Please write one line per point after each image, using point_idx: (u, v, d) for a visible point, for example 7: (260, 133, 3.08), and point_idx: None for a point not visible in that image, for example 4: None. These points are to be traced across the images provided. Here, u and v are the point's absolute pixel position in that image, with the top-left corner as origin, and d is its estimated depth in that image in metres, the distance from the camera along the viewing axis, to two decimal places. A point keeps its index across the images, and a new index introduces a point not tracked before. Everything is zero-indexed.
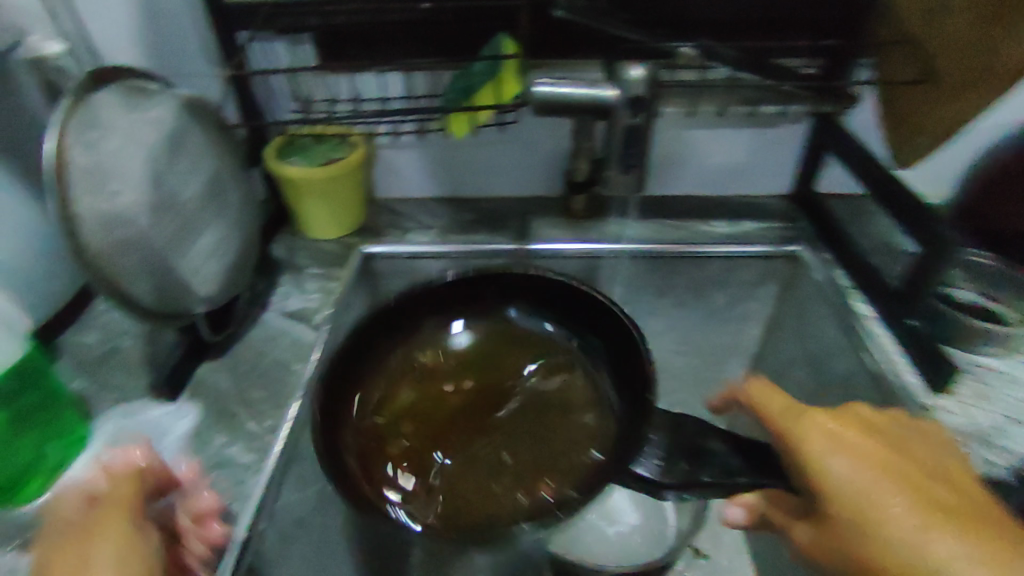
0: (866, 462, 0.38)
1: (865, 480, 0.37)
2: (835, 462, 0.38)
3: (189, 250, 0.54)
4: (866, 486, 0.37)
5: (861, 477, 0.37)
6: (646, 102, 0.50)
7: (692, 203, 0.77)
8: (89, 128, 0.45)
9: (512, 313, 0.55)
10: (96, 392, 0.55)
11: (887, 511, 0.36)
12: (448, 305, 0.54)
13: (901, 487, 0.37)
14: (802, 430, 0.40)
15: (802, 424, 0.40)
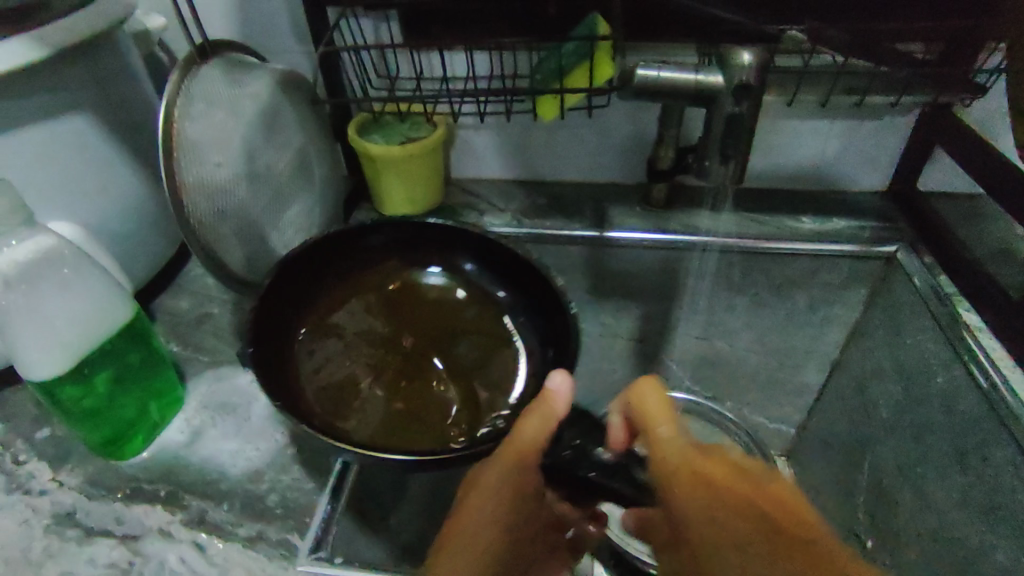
0: (711, 491, 0.33)
1: (701, 509, 0.33)
2: (689, 518, 0.33)
3: (278, 224, 0.55)
4: (702, 516, 0.32)
5: (709, 532, 0.32)
6: (753, 90, 0.48)
7: (781, 196, 0.73)
8: (195, 101, 0.46)
9: (466, 266, 0.56)
10: (190, 356, 0.58)
11: (722, 552, 0.31)
12: (412, 248, 0.55)
13: (746, 525, 0.31)
14: (666, 454, 0.36)
15: (660, 445, 0.37)
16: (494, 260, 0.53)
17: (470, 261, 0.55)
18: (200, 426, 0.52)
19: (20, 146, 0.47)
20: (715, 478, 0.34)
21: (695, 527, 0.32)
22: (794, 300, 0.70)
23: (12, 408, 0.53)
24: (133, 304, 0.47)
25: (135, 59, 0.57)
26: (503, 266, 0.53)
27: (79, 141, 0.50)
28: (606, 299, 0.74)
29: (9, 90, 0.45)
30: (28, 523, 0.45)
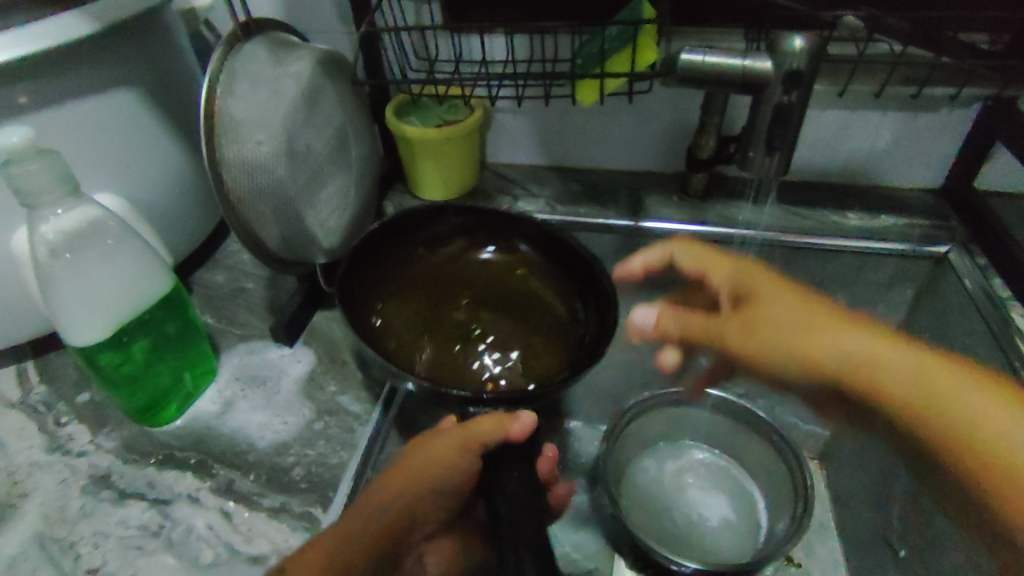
0: (801, 310, 0.52)
1: (874, 350, 0.49)
2: (785, 317, 0.52)
3: (315, 202, 0.56)
4: (880, 359, 0.49)
5: (827, 335, 0.51)
6: (804, 79, 0.46)
7: (828, 191, 0.70)
8: (238, 78, 0.47)
9: (523, 248, 0.56)
10: (224, 329, 0.59)
11: (881, 363, 0.49)
12: (478, 229, 0.57)
13: (827, 322, 0.52)
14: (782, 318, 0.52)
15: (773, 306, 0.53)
16: (554, 242, 0.54)
17: (530, 243, 0.56)
18: (232, 397, 0.54)
19: (70, 118, 0.48)
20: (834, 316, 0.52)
21: (811, 337, 0.51)
22: (833, 298, 0.68)
23: (55, 371, 0.55)
24: (172, 276, 0.49)
25: (180, 34, 0.57)
26: (561, 250, 0.54)
27: (125, 114, 0.51)
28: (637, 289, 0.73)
29: (61, 63, 0.46)
30: (67, 483, 0.47)
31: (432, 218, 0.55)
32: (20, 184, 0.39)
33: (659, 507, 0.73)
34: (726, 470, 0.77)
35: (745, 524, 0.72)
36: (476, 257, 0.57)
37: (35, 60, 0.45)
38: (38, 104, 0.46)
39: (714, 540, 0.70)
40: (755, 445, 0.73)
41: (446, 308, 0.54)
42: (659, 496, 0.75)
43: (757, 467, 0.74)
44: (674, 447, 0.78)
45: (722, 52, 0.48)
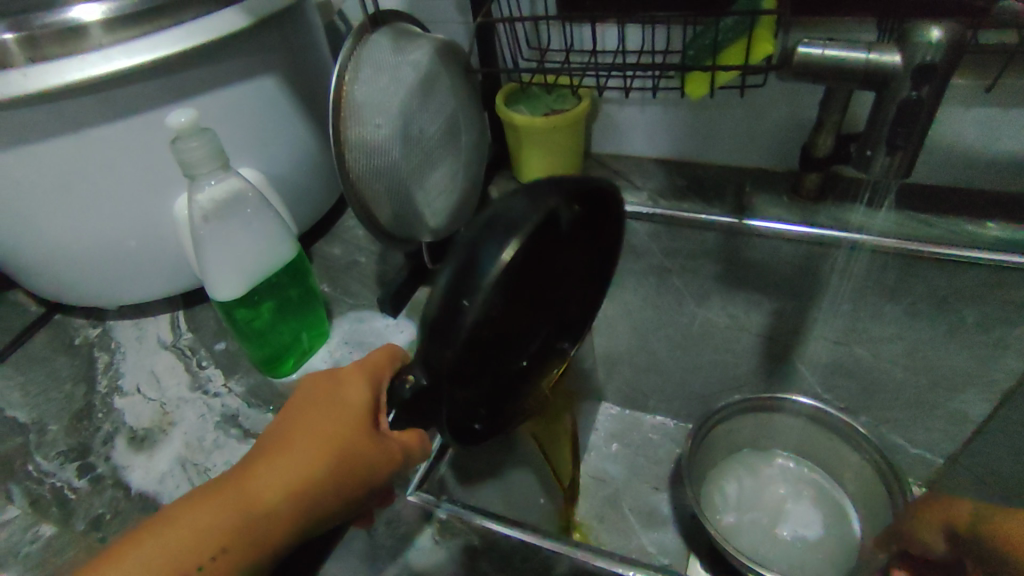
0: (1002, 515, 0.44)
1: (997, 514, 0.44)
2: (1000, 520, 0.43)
3: (424, 186, 0.60)
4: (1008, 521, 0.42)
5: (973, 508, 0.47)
6: (937, 73, 0.42)
7: (962, 198, 0.64)
8: (365, 66, 0.51)
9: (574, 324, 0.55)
10: (338, 297, 0.65)
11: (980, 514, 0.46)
12: (594, 278, 0.52)
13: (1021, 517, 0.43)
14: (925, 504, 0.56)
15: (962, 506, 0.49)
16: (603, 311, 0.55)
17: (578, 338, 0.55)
18: (341, 358, 0.59)
19: (224, 102, 0.55)
20: (922, 510, 0.54)
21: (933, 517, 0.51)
22: (959, 315, 0.61)
23: (201, 323, 0.64)
24: (296, 244, 0.55)
25: (317, 27, 0.63)
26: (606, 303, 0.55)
27: (268, 98, 0.58)
28: (737, 292, 0.70)
29: (217, 51, 0.52)
30: (204, 417, 0.54)
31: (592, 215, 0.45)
32: (183, 158, 0.45)
33: (747, 513, 0.72)
34: (813, 481, 0.75)
35: (837, 535, 0.69)
36: (581, 278, 0.52)
37: (198, 50, 0.51)
38: (201, 89, 0.53)
39: (806, 548, 0.68)
40: (854, 461, 0.69)
41: (546, 272, 0.46)
42: (746, 501, 0.74)
43: (852, 481, 0.70)
44: (758, 454, 0.77)
45: (844, 44, 0.46)
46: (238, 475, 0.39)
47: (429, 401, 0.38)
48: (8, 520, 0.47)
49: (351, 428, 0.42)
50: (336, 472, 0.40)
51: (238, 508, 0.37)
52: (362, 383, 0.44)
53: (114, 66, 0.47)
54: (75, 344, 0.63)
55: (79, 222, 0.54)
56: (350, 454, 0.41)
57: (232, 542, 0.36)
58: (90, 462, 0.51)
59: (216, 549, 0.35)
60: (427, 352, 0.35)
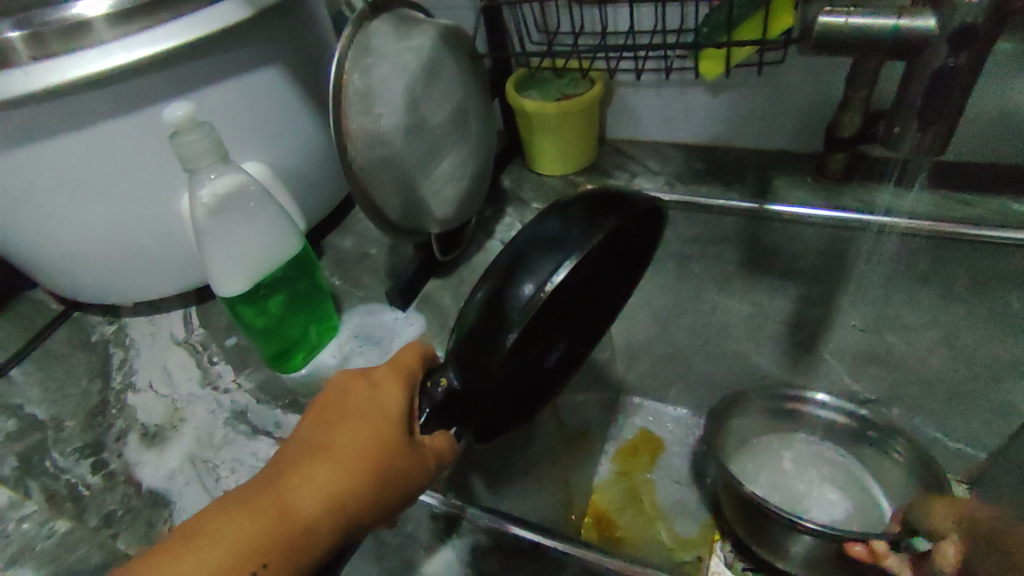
0: None
1: None
2: None
3: (431, 177, 0.59)
4: None
5: None
6: (976, 37, 0.37)
7: (1001, 176, 0.61)
8: (367, 53, 0.50)
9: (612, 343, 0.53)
10: (349, 290, 0.64)
11: None
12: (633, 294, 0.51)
13: None
14: None
15: None
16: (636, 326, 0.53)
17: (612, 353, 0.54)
18: (350, 353, 0.58)
19: (228, 95, 0.54)
20: None
21: None
22: (997, 300, 0.58)
23: (214, 318, 0.64)
24: (301, 238, 0.54)
25: (322, 15, 0.62)
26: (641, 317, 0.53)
27: (273, 90, 0.57)
28: (758, 280, 0.67)
29: (217, 44, 0.51)
30: (214, 413, 0.54)
31: (641, 234, 0.44)
32: (181, 153, 0.45)
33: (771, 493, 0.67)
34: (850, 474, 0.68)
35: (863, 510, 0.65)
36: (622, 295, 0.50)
37: (198, 43, 0.50)
38: (203, 82, 0.52)
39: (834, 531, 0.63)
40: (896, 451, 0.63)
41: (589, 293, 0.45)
42: (774, 481, 0.68)
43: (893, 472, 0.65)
44: (791, 437, 0.71)
45: (869, 10, 0.42)
46: (270, 485, 0.36)
47: (464, 403, 0.39)
48: (25, 516, 0.47)
49: (389, 438, 0.38)
50: (373, 482, 0.37)
51: (274, 521, 0.33)
52: (398, 388, 0.40)
53: (111, 62, 0.47)
54: (92, 341, 0.64)
55: (87, 220, 0.54)
56: (389, 464, 0.38)
57: (272, 556, 0.33)
58: (103, 458, 0.52)
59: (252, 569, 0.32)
60: (465, 352, 0.38)
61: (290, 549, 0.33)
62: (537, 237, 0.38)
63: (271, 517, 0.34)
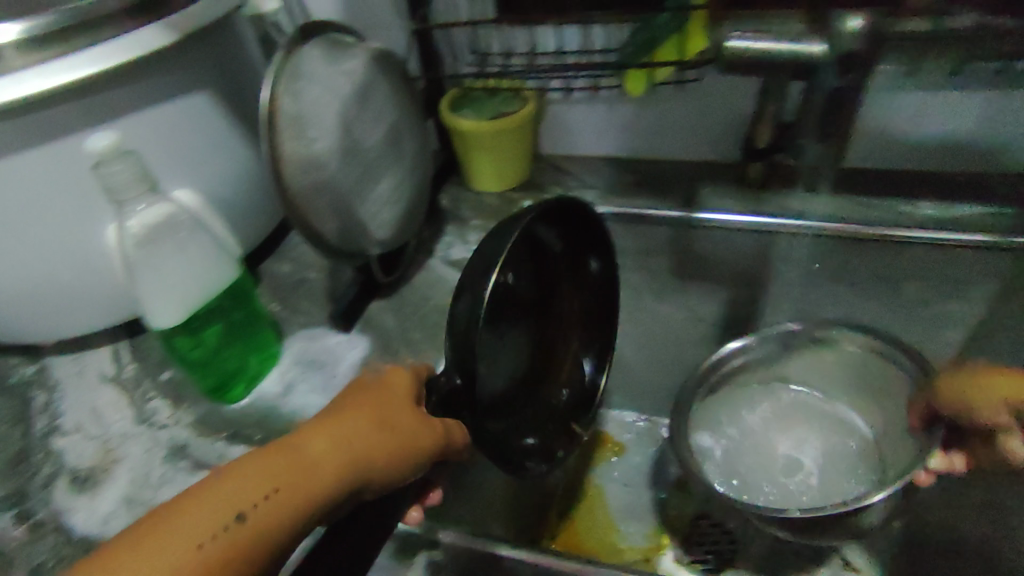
0: None
1: None
2: None
3: (369, 198, 0.59)
4: None
5: None
6: (859, 61, 0.44)
7: (898, 179, 0.67)
8: (297, 77, 0.50)
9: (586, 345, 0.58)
10: (288, 316, 0.63)
11: None
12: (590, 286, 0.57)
13: None
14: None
15: None
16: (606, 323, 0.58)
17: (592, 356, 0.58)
18: (294, 379, 0.57)
19: (155, 122, 0.53)
20: None
21: None
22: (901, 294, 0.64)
23: (145, 352, 0.61)
24: (237, 265, 0.53)
25: (250, 40, 0.62)
26: (608, 313, 0.58)
27: (202, 117, 0.56)
28: (689, 285, 0.70)
29: (141, 69, 0.50)
30: (151, 451, 0.52)
31: (559, 222, 0.50)
32: (106, 182, 0.44)
33: (746, 468, 0.65)
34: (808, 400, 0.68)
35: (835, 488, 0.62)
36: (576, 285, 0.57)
37: (121, 69, 0.49)
38: (127, 109, 0.51)
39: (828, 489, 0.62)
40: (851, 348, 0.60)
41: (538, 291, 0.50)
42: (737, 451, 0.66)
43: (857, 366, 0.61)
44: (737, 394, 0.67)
45: (772, 35, 0.45)
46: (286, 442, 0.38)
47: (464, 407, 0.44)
48: None
49: (391, 425, 0.39)
50: (384, 437, 0.38)
51: (286, 457, 0.35)
52: (406, 375, 0.43)
53: (26, 89, 0.45)
54: (8, 384, 0.60)
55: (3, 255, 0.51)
56: (382, 447, 0.38)
57: (279, 485, 0.34)
58: (28, 507, 0.49)
59: (235, 512, 0.32)
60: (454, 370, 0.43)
61: (301, 483, 0.34)
62: (479, 256, 0.43)
63: (273, 471, 0.34)
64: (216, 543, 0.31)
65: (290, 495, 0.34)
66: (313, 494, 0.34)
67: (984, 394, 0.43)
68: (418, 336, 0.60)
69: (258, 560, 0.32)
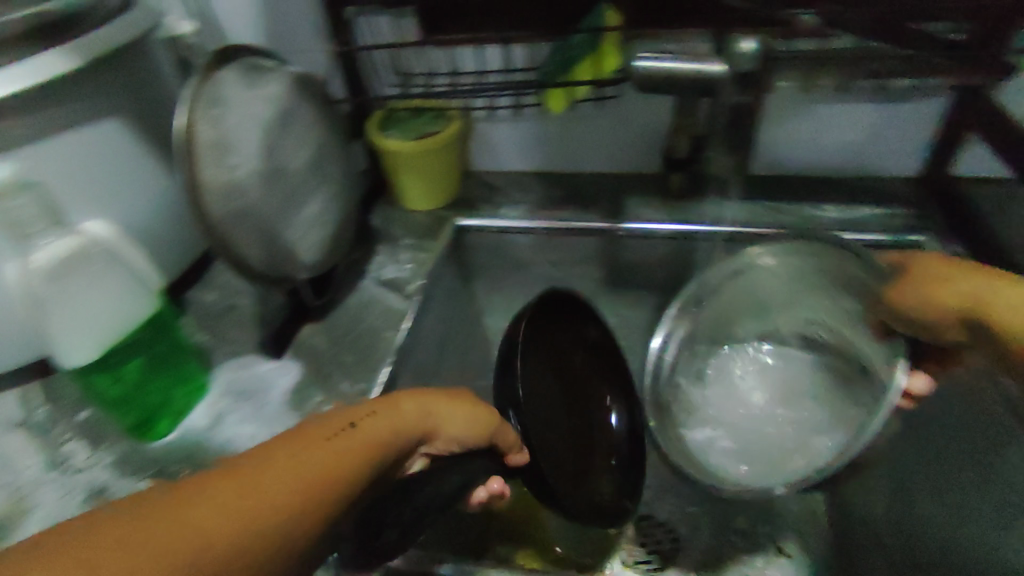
0: None
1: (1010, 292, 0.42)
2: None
3: (294, 221, 0.58)
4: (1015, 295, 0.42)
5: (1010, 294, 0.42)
6: (755, 78, 0.48)
7: (803, 185, 0.71)
8: (214, 103, 0.50)
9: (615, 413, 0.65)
10: (215, 346, 0.61)
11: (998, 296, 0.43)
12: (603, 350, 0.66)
13: None
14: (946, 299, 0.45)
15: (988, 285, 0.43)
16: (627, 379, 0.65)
17: (620, 409, 0.64)
18: (222, 411, 0.55)
19: (63, 151, 0.51)
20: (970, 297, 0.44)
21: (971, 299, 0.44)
22: None
23: (58, 392, 0.58)
24: (156, 299, 0.51)
25: (165, 64, 0.60)
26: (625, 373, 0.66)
27: (116, 144, 0.54)
28: (622, 291, 0.75)
29: (46, 97, 0.48)
30: (67, 496, 0.50)
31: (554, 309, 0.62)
32: (11, 216, 0.43)
33: (755, 441, 0.59)
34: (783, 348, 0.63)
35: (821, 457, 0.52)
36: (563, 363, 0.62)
37: (24, 97, 0.47)
38: (31, 137, 0.49)
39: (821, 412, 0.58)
40: (762, 263, 0.58)
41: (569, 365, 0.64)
42: (733, 427, 0.61)
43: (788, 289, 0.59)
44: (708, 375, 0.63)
45: (676, 56, 0.47)
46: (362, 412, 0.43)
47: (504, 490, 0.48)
48: None
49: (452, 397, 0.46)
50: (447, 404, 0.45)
51: (367, 408, 0.41)
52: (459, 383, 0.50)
53: None
54: None
55: None
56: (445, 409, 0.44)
57: (360, 422, 0.39)
58: None
59: (347, 424, 0.38)
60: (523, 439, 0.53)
61: (386, 421, 0.40)
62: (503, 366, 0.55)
63: (376, 408, 0.41)
64: (333, 448, 0.36)
65: (373, 427, 0.39)
66: (400, 426, 0.41)
67: (947, 300, 0.45)
68: (352, 359, 0.59)
69: (360, 469, 0.36)
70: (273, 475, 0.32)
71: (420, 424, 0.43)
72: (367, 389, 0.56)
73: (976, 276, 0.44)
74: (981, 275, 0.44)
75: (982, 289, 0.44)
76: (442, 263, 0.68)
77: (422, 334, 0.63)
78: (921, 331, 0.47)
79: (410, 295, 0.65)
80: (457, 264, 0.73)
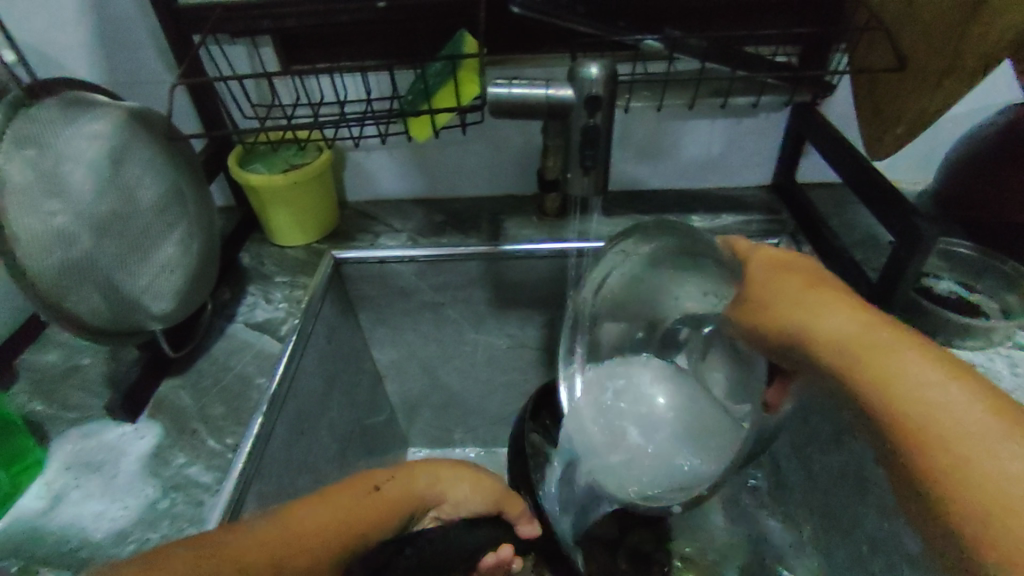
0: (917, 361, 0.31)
1: (860, 335, 0.33)
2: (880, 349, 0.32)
3: (140, 268, 0.53)
4: (864, 338, 0.33)
5: (863, 342, 0.33)
6: (604, 102, 0.47)
7: (668, 198, 0.75)
8: (23, 144, 0.44)
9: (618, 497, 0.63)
10: (56, 414, 0.55)
11: (848, 345, 0.33)
12: None
13: (931, 370, 0.30)
14: (774, 322, 0.36)
15: (825, 322, 0.34)
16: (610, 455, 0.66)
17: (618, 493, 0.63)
18: (63, 488, 0.49)
19: None
20: (800, 331, 0.35)
21: (807, 334, 0.35)
22: None
23: None
24: None
25: None
26: None
27: None
28: (509, 312, 0.74)
29: None
30: None
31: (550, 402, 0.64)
32: None
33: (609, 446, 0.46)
34: (689, 344, 0.48)
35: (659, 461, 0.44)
36: None
37: None
38: None
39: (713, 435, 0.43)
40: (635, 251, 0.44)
41: None
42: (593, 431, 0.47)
43: (640, 283, 0.47)
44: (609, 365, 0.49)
45: (526, 82, 0.48)
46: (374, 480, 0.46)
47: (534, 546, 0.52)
48: None
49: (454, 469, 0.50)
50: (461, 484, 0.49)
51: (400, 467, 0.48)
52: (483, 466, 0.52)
53: None
54: None
55: None
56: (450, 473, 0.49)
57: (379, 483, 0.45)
58: None
59: (373, 484, 0.44)
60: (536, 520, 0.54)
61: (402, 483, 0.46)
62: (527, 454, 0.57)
63: (400, 470, 0.47)
64: (365, 505, 0.43)
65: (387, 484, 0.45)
66: (416, 484, 0.46)
67: (765, 330, 0.37)
68: (220, 411, 0.54)
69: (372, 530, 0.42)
70: (308, 525, 0.39)
71: (430, 487, 0.47)
72: (238, 444, 0.51)
73: (779, 289, 0.37)
74: (791, 295, 0.36)
75: (796, 314, 0.35)
76: (321, 297, 0.65)
77: (301, 376, 0.59)
78: (776, 354, 0.38)
79: (285, 335, 0.61)
80: (338, 298, 0.70)
